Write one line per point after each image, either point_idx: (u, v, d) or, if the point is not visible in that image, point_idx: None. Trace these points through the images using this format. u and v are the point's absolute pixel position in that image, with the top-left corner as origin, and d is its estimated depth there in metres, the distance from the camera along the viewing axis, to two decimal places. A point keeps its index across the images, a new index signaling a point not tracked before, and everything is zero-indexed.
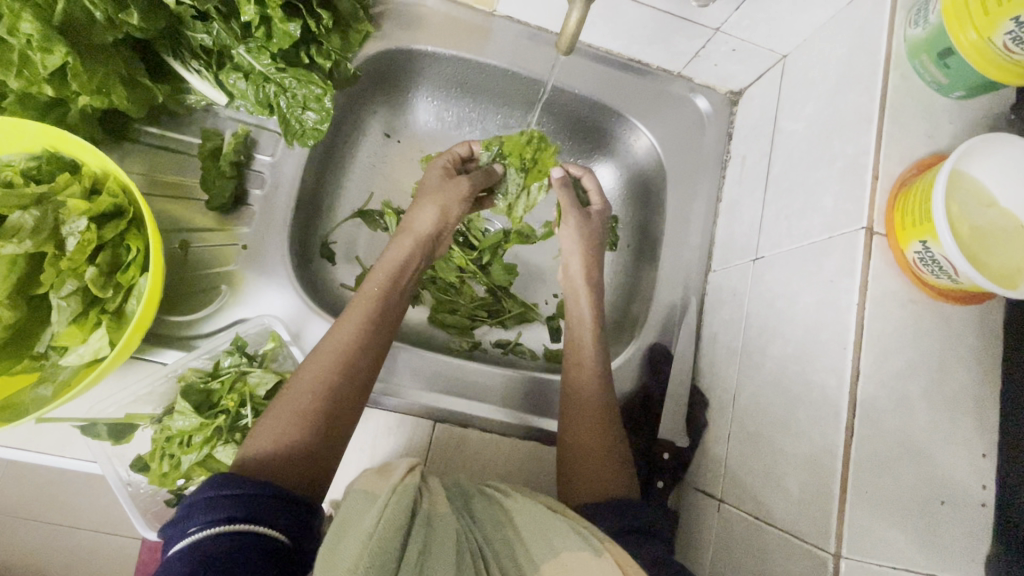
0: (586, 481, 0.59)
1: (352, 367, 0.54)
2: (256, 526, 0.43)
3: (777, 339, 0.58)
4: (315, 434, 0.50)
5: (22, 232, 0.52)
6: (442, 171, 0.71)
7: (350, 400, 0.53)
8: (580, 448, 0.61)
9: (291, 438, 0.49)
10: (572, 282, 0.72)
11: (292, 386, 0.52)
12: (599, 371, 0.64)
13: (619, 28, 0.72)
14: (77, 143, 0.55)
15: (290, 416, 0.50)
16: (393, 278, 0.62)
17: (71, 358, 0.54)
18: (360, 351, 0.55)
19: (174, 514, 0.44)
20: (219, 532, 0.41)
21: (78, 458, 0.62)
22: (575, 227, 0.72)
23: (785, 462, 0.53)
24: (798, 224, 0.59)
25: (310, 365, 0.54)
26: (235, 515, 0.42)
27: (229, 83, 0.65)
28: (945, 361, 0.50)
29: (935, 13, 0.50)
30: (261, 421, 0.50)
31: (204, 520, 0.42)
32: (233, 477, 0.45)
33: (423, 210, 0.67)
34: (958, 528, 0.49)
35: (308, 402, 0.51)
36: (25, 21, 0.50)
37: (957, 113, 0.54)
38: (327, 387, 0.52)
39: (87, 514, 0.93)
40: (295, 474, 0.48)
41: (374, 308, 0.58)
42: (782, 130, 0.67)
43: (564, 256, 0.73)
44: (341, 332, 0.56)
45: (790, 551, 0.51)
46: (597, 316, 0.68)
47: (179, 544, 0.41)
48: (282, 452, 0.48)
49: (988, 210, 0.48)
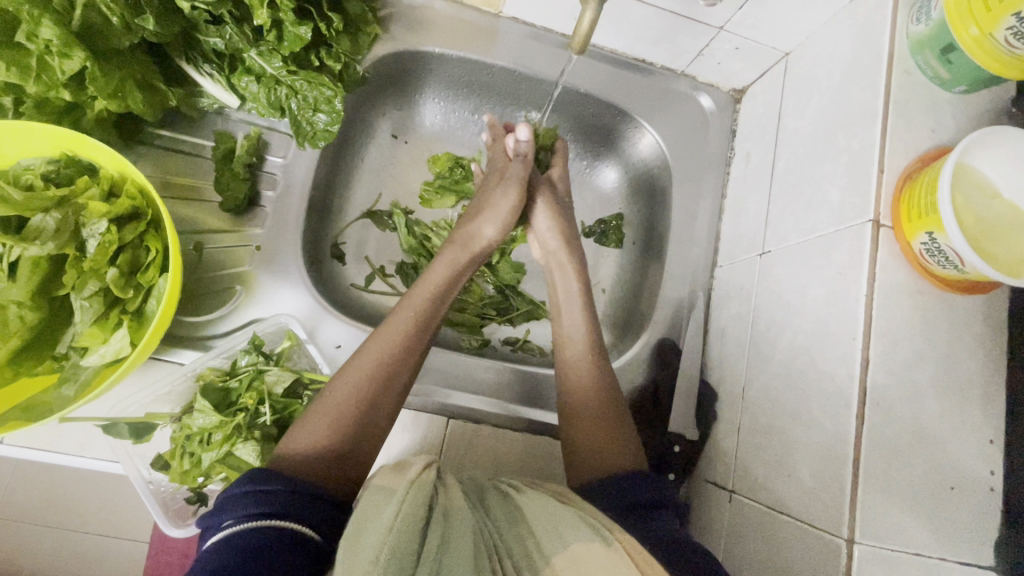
0: (591, 459, 0.60)
1: (392, 376, 0.55)
2: (288, 522, 0.43)
3: (786, 331, 0.59)
4: (353, 440, 0.51)
5: (44, 234, 0.53)
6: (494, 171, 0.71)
7: (388, 406, 0.54)
8: (582, 422, 0.62)
9: (331, 443, 0.50)
10: (550, 253, 0.73)
11: (332, 391, 0.53)
12: (591, 342, 0.66)
13: (625, 28, 0.73)
14: (94, 147, 0.56)
15: (331, 421, 0.51)
16: (438, 292, 0.61)
17: (93, 358, 0.55)
18: (402, 364, 0.56)
19: (213, 506, 0.45)
20: (253, 526, 0.42)
21: (100, 458, 0.63)
22: (546, 202, 0.73)
23: (797, 451, 0.54)
24: (804, 218, 0.61)
25: (350, 372, 0.54)
26: (267, 511, 0.43)
27: (242, 86, 0.65)
28: (952, 348, 0.51)
29: (938, 10, 0.51)
30: (298, 423, 0.51)
31: (239, 514, 0.43)
32: (268, 475, 0.46)
33: (484, 227, 0.67)
34: (968, 512, 0.50)
35: (350, 408, 0.52)
36: (44, 27, 0.51)
37: (960, 107, 0.55)
38: (367, 397, 0.53)
39: (94, 518, 0.92)
40: (331, 475, 0.49)
41: (418, 320, 0.58)
42: (785, 127, 0.68)
43: (538, 231, 0.74)
44: (384, 341, 0.56)
45: (803, 537, 0.52)
46: (584, 287, 0.70)
47: (215, 537, 0.42)
48: (320, 454, 0.49)
49: (992, 202, 0.49)
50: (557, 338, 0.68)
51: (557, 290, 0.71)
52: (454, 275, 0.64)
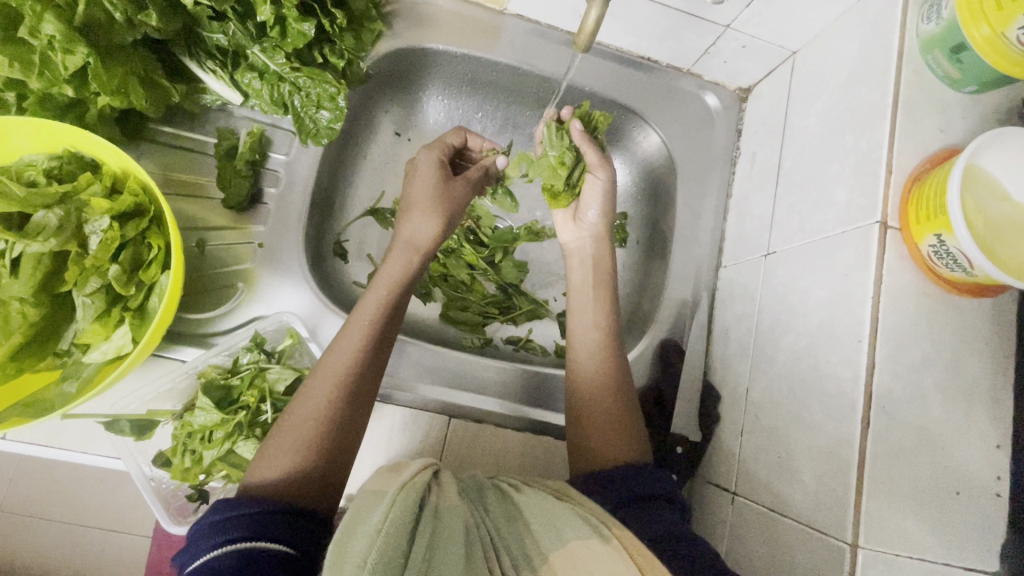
0: (606, 453, 0.59)
1: (351, 388, 0.53)
2: (259, 543, 0.43)
3: (791, 333, 0.59)
4: (319, 457, 0.50)
5: (46, 231, 0.53)
6: (432, 169, 0.67)
7: (353, 417, 0.53)
8: (601, 416, 0.61)
9: (297, 463, 0.49)
10: (580, 245, 0.72)
11: (293, 412, 0.52)
12: (610, 331, 0.66)
13: (631, 25, 0.73)
14: (98, 143, 0.56)
15: (294, 440, 0.50)
16: (394, 295, 0.59)
17: (94, 354, 0.55)
18: (359, 372, 0.54)
19: (186, 540, 0.45)
20: (225, 552, 0.42)
21: (100, 454, 0.63)
22: (602, 183, 0.69)
23: (800, 454, 0.54)
24: (810, 219, 0.60)
25: (309, 389, 0.53)
26: (239, 535, 0.43)
27: (245, 82, 0.65)
28: (959, 352, 0.51)
29: (948, 9, 0.50)
30: (265, 446, 0.50)
31: (213, 543, 0.43)
32: (240, 499, 0.46)
33: (423, 223, 0.64)
34: (973, 517, 0.49)
35: (309, 426, 0.50)
36: (47, 23, 0.51)
37: (969, 107, 0.54)
38: (328, 412, 0.51)
39: (96, 514, 0.93)
40: (304, 493, 0.48)
41: (372, 326, 0.57)
42: (791, 127, 0.68)
43: (580, 210, 0.72)
44: (338, 354, 0.54)
45: (806, 541, 0.51)
46: (614, 267, 0.71)
47: (193, 565, 0.43)
48: (290, 477, 0.48)
49: (1001, 204, 0.48)
50: (579, 327, 0.66)
51: (574, 275, 0.70)
52: (410, 275, 0.62)
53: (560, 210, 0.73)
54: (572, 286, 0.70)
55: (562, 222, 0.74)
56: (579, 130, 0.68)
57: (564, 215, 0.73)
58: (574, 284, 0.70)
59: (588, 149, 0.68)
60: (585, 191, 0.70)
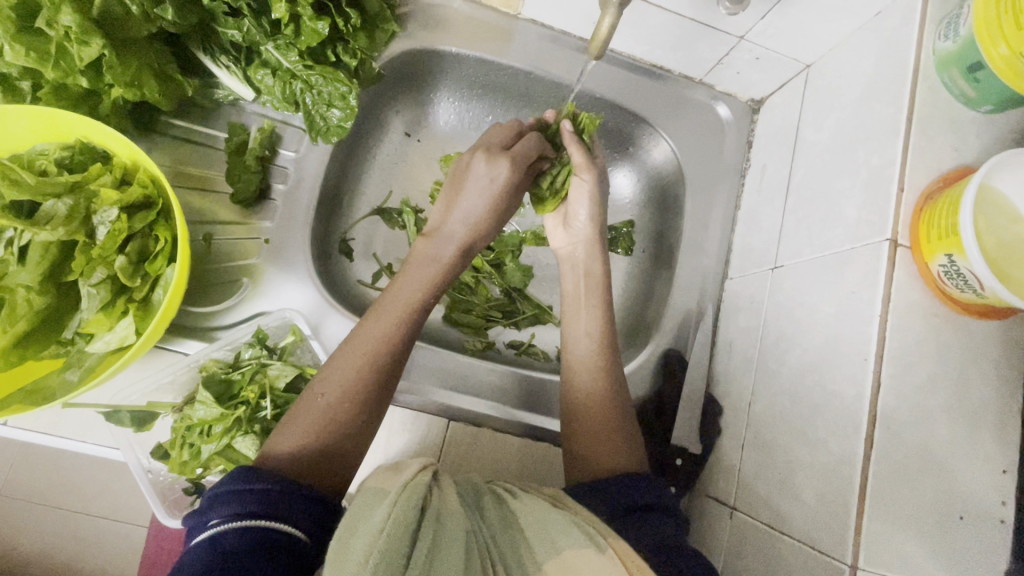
0: (601, 464, 0.58)
1: (377, 369, 0.53)
2: (272, 523, 0.43)
3: (796, 348, 0.58)
4: (339, 433, 0.50)
5: (55, 220, 0.54)
6: (506, 171, 0.63)
7: (376, 398, 0.53)
8: (594, 428, 0.60)
9: (316, 439, 0.49)
10: (572, 252, 0.72)
11: (319, 386, 0.52)
12: (605, 337, 0.65)
13: (644, 33, 0.72)
14: (108, 134, 0.56)
15: (316, 416, 0.50)
16: (430, 285, 0.59)
17: (98, 345, 0.55)
18: (388, 355, 0.54)
19: (198, 504, 0.45)
20: (238, 527, 0.42)
21: (99, 444, 0.63)
22: (589, 185, 0.68)
23: (802, 471, 0.53)
24: (820, 233, 0.59)
25: (337, 366, 0.53)
26: (253, 510, 0.43)
27: (258, 79, 0.65)
28: (967, 374, 0.50)
29: (965, 27, 0.50)
30: (286, 419, 0.50)
31: (226, 513, 0.43)
32: (258, 471, 0.45)
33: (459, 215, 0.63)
34: (976, 543, 0.48)
35: (333, 402, 0.51)
36: (64, 14, 0.51)
37: (985, 127, 0.54)
38: (353, 390, 0.52)
39: (96, 500, 0.94)
40: (319, 469, 0.48)
41: (404, 312, 0.56)
42: (802, 141, 0.67)
43: (569, 215, 0.72)
44: (368, 335, 0.54)
45: (804, 559, 0.51)
46: (606, 274, 0.69)
47: (201, 536, 0.42)
48: (307, 450, 0.48)
49: (1014, 226, 0.48)
50: (572, 332, 0.66)
51: (567, 283, 0.71)
52: (447, 275, 0.61)
53: (551, 216, 0.74)
54: (569, 290, 0.70)
55: (552, 227, 0.74)
56: (567, 129, 0.68)
57: (553, 219, 0.73)
58: (566, 285, 0.71)
59: (574, 150, 0.67)
60: (573, 193, 0.70)
